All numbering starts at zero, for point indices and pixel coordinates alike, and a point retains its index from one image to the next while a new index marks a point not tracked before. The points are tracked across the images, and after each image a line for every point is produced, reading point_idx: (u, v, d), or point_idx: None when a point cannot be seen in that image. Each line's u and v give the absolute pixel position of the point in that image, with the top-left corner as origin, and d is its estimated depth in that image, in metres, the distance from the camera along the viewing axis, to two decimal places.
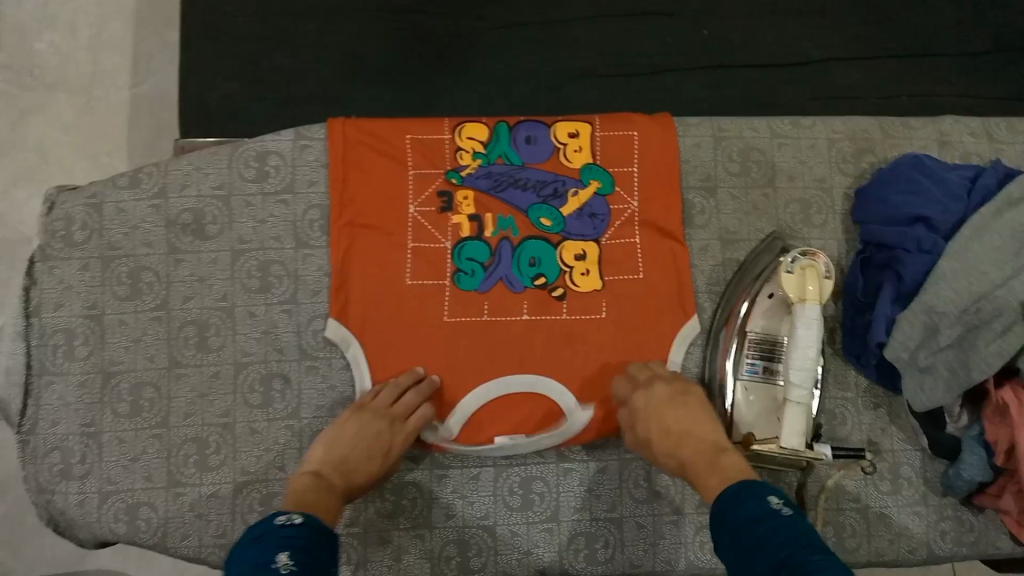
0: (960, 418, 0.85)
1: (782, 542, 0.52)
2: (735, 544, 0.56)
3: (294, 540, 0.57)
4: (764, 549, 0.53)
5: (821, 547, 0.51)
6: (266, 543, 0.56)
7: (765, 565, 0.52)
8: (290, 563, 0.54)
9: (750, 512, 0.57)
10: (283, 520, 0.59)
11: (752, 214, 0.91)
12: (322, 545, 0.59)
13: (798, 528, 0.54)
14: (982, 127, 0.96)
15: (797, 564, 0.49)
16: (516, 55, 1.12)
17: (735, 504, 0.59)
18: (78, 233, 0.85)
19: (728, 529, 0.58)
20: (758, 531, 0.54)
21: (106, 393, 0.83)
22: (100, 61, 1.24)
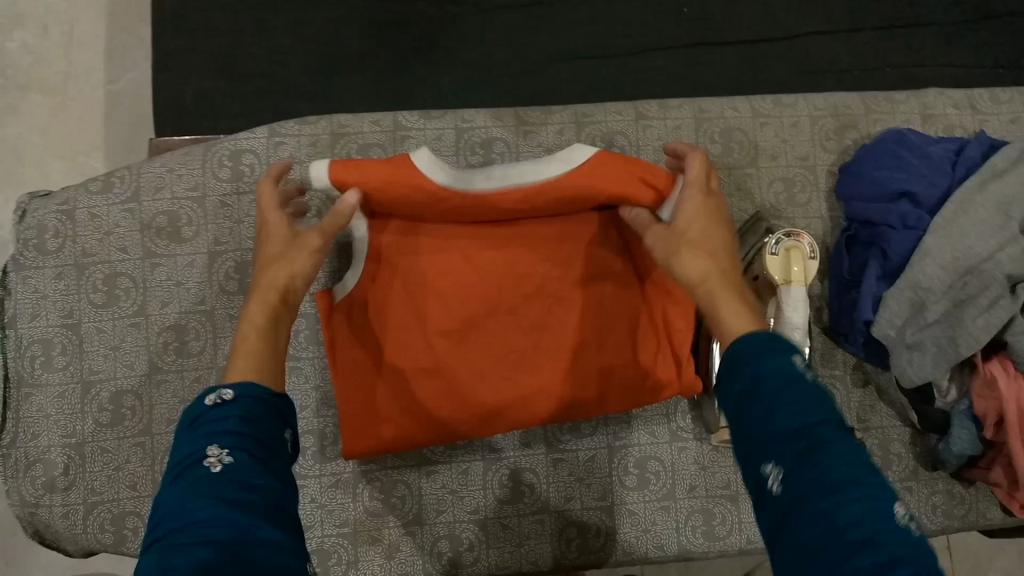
0: (949, 393, 0.82)
1: (809, 413, 0.49)
2: (750, 395, 0.52)
3: (235, 424, 0.51)
4: (784, 411, 0.50)
5: (840, 419, 0.50)
6: (201, 435, 0.50)
7: (783, 428, 0.49)
8: (226, 456, 0.48)
9: (777, 365, 0.53)
10: (218, 400, 0.52)
11: (735, 195, 0.90)
12: (259, 416, 0.53)
13: (821, 392, 0.51)
14: (965, 98, 0.95)
15: (820, 441, 0.47)
16: (493, 41, 1.10)
17: (751, 358, 0.54)
18: (50, 241, 0.83)
19: (742, 376, 0.54)
20: (780, 390, 0.51)
21: (86, 404, 0.81)
22: (72, 60, 1.21)
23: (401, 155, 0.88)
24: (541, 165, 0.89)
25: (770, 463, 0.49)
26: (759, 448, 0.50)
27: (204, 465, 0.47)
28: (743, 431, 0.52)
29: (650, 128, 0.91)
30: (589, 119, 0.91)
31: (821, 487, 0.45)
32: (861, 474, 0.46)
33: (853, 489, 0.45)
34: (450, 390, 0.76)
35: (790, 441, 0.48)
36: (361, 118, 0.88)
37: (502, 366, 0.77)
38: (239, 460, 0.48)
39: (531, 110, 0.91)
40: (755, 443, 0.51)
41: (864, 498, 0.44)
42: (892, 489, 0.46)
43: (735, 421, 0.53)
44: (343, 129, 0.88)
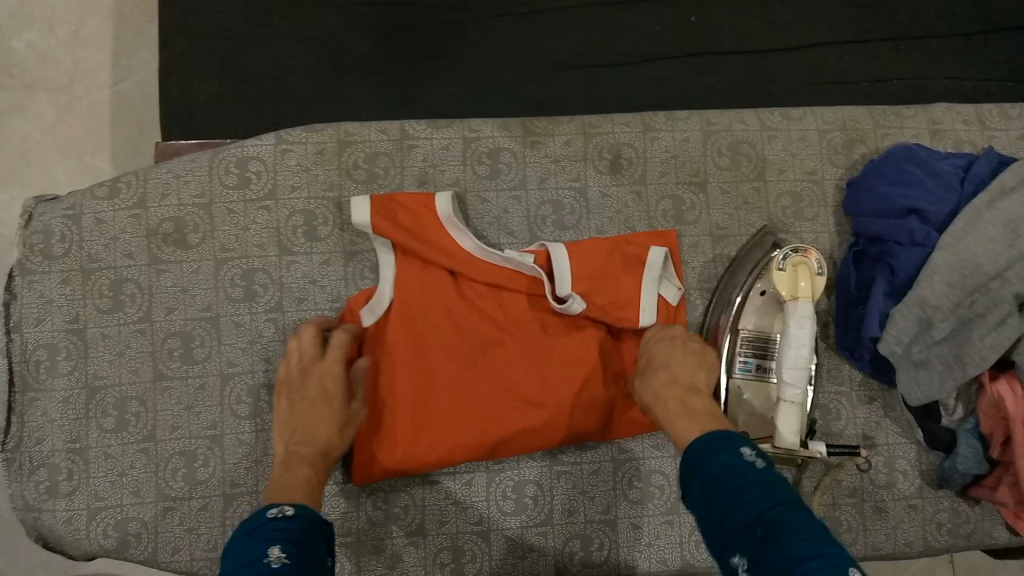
0: (956, 412, 0.83)
1: (758, 497, 0.53)
2: (708, 498, 0.56)
3: (288, 534, 0.56)
4: (740, 502, 0.53)
5: (797, 503, 0.52)
6: (259, 539, 0.54)
7: (739, 519, 0.52)
8: (284, 557, 0.52)
9: (725, 462, 0.57)
10: (275, 514, 0.58)
11: (742, 208, 0.90)
12: (315, 537, 0.58)
13: (778, 484, 0.54)
14: (974, 114, 0.95)
15: (774, 521, 0.50)
16: (500, 48, 1.10)
17: (705, 458, 0.59)
18: (57, 246, 0.83)
19: (699, 479, 0.58)
20: (732, 484, 0.55)
21: (90, 409, 0.81)
22: (78, 60, 1.20)
23: (408, 164, 0.88)
24: (548, 175, 0.89)
25: (737, 555, 0.51)
26: (727, 547, 0.53)
27: (265, 562, 0.51)
28: (712, 529, 0.55)
29: (657, 140, 0.90)
30: (596, 130, 0.90)
31: (777, 564, 0.47)
32: (818, 543, 0.47)
33: (808, 558, 0.46)
34: (455, 411, 0.79)
35: (747, 529, 0.51)
36: (368, 126, 0.88)
37: (509, 397, 0.79)
38: (295, 563, 0.52)
39: (539, 120, 0.91)
40: (721, 538, 0.54)
41: (820, 564, 0.46)
42: (849, 557, 0.47)
43: (704, 524, 0.56)
44: (350, 138, 0.88)
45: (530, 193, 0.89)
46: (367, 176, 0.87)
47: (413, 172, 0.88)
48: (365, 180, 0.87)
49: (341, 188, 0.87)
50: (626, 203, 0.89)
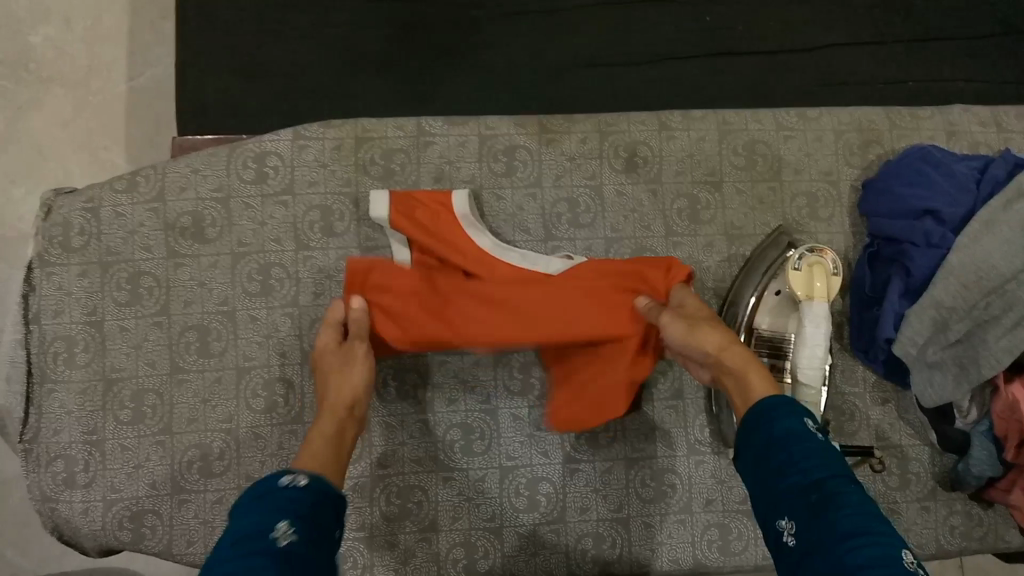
0: (970, 414, 0.83)
1: (817, 466, 0.54)
2: (764, 457, 0.57)
3: (299, 507, 0.55)
4: (794, 469, 0.54)
5: (853, 478, 0.54)
6: (268, 507, 0.54)
7: (794, 486, 0.54)
8: (292, 534, 0.52)
9: (784, 426, 0.57)
10: (285, 483, 0.57)
11: (758, 208, 0.90)
12: (322, 510, 0.57)
13: (834, 453, 0.55)
14: (991, 116, 0.95)
15: (828, 493, 0.51)
16: (515, 46, 1.10)
17: (764, 420, 0.59)
18: (75, 239, 0.84)
19: (755, 435, 0.59)
20: (791, 448, 0.55)
21: (107, 401, 0.82)
22: (96, 55, 1.21)
23: (424, 161, 0.88)
24: (564, 173, 0.89)
25: (786, 519, 0.53)
26: (776, 506, 0.55)
27: (273, 536, 0.51)
28: (763, 490, 0.57)
29: (673, 139, 0.91)
30: (612, 128, 0.91)
31: (829, 536, 0.49)
32: (871, 520, 0.49)
33: (868, 535, 0.48)
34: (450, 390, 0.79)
35: (801, 496, 0.53)
36: (385, 123, 0.89)
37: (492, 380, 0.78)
38: (304, 541, 0.52)
39: (555, 118, 0.91)
40: (772, 499, 0.55)
41: (873, 541, 0.48)
42: (900, 536, 0.49)
43: (755, 483, 0.58)
44: (367, 134, 0.88)
45: (546, 191, 0.89)
46: (384, 172, 0.88)
47: (430, 168, 0.88)
48: (382, 176, 0.88)
49: (358, 183, 0.87)
50: (642, 202, 0.89)
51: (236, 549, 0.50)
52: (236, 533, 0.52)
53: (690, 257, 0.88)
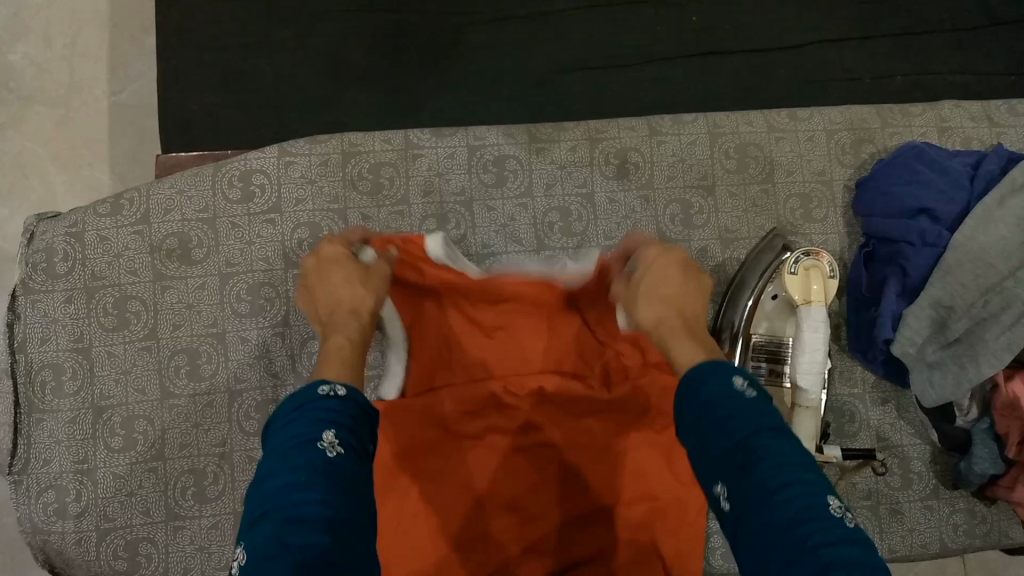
0: (971, 412, 0.82)
1: (741, 422, 0.47)
2: (693, 421, 0.51)
3: (339, 418, 0.50)
4: (718, 431, 0.48)
5: (782, 428, 0.48)
6: (303, 420, 0.49)
7: (718, 450, 0.48)
8: (337, 447, 0.48)
9: (713, 390, 0.51)
10: (325, 392, 0.52)
11: (751, 211, 0.89)
12: (362, 421, 0.52)
13: (762, 402, 0.49)
14: (982, 110, 0.94)
15: (755, 450, 0.46)
16: (501, 51, 1.09)
17: (697, 382, 0.52)
18: (60, 265, 0.82)
19: (686, 401, 0.52)
20: (713, 412, 0.49)
21: (97, 429, 0.80)
22: (76, 73, 1.19)
23: (412, 174, 0.87)
24: (555, 182, 0.88)
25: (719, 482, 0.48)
26: (708, 472, 0.49)
27: (319, 449, 0.47)
28: (694, 449, 0.51)
29: (664, 144, 0.90)
30: (602, 134, 0.90)
31: (758, 498, 0.44)
32: (797, 473, 0.44)
33: (794, 487, 0.43)
34: (482, 471, 0.76)
35: (727, 454, 0.47)
36: (372, 136, 0.87)
37: (524, 452, 0.77)
38: (349, 456, 0.48)
39: (544, 126, 0.90)
40: (702, 466, 0.50)
41: (803, 498, 0.43)
42: (829, 485, 0.44)
43: (687, 443, 0.52)
44: (354, 148, 0.87)
45: (537, 201, 0.88)
46: (372, 187, 0.86)
47: (418, 181, 0.87)
48: (370, 190, 0.86)
49: (346, 198, 0.86)
50: (634, 209, 0.88)
51: (279, 465, 0.45)
52: (277, 448, 0.47)
53: None
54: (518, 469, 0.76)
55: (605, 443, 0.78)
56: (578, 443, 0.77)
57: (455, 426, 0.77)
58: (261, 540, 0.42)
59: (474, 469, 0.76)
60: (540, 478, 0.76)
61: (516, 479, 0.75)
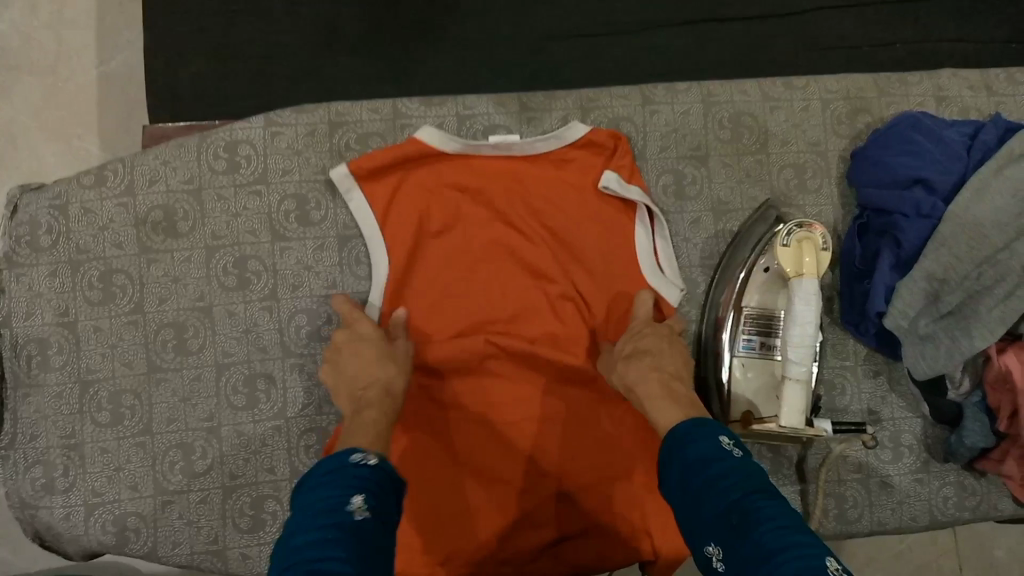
0: (962, 385, 0.81)
1: (733, 485, 0.51)
2: (685, 485, 0.55)
3: (367, 485, 0.54)
4: (714, 493, 0.52)
5: (772, 490, 0.51)
6: (336, 485, 0.52)
7: (712, 513, 0.51)
8: (366, 510, 0.51)
9: (703, 452, 0.55)
10: (359, 460, 0.56)
11: (745, 181, 0.88)
12: (388, 492, 0.55)
13: (749, 468, 0.53)
14: (980, 80, 0.92)
15: (749, 510, 0.49)
16: (494, 19, 1.06)
17: (686, 442, 0.58)
18: (43, 238, 0.81)
19: (677, 467, 0.57)
20: (706, 477, 0.53)
21: (84, 404, 0.80)
22: (62, 41, 1.16)
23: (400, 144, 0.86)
24: None
25: (714, 547, 0.51)
26: (703, 535, 0.52)
27: (349, 512, 0.50)
28: (687, 516, 0.54)
29: (657, 114, 0.88)
30: (594, 104, 0.88)
31: (754, 555, 0.46)
32: (792, 531, 0.47)
33: (788, 546, 0.45)
34: (481, 449, 0.78)
35: (721, 516, 0.50)
36: (359, 106, 0.86)
37: (522, 428, 0.79)
38: (376, 521, 0.51)
39: (535, 96, 0.89)
40: (698, 529, 0.53)
41: (797, 553, 0.45)
42: (826, 547, 0.46)
43: (679, 511, 0.56)
44: (341, 118, 0.86)
45: None
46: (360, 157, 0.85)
47: None
48: None
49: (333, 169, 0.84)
50: None
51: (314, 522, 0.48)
52: (310, 512, 0.50)
53: (677, 236, 0.87)
54: (513, 446, 0.78)
55: (592, 413, 0.80)
56: (573, 417, 0.79)
57: (454, 402, 0.79)
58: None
59: (472, 447, 0.78)
60: (538, 455, 0.78)
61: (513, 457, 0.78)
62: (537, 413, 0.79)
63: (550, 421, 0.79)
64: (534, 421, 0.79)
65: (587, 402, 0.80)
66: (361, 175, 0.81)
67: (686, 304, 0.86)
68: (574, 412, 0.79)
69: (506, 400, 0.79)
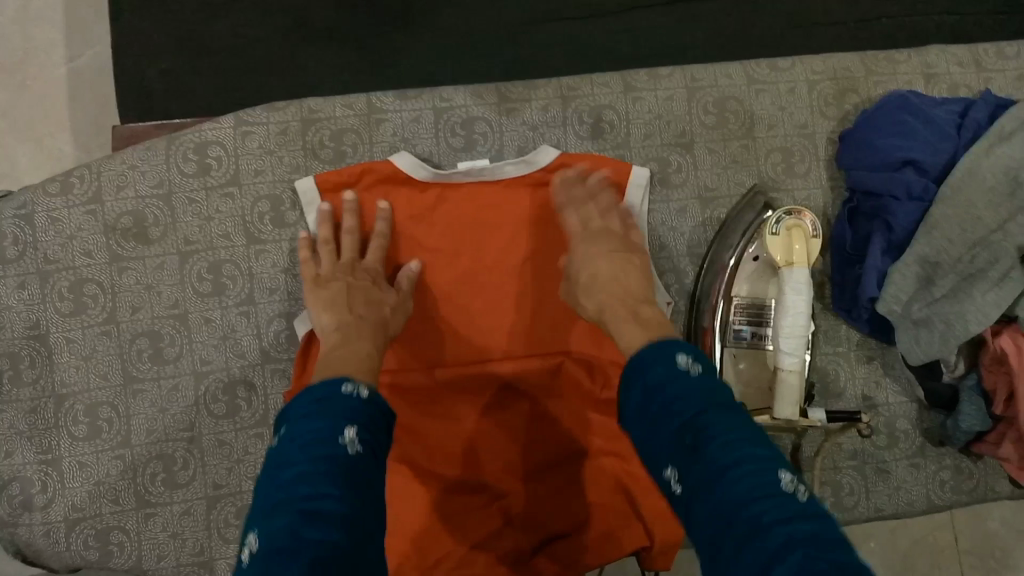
0: (958, 368, 0.80)
1: (688, 403, 0.52)
2: (642, 404, 0.55)
3: (359, 416, 0.54)
4: (669, 412, 0.53)
5: (729, 408, 0.53)
6: (325, 416, 0.53)
7: (668, 433, 0.52)
8: (359, 444, 0.52)
9: (660, 372, 0.56)
10: (349, 391, 0.55)
11: (731, 167, 0.86)
12: (380, 423, 0.56)
13: (705, 386, 0.54)
14: (969, 55, 0.90)
15: (703, 430, 0.51)
16: (469, 4, 1.03)
17: (642, 366, 0.57)
18: (9, 249, 0.79)
19: (633, 389, 0.57)
20: (662, 395, 0.54)
21: (60, 418, 0.78)
22: (29, 38, 1.09)
23: (377, 140, 0.83)
24: (526, 144, 0.85)
25: (670, 467, 0.52)
26: (658, 456, 0.54)
27: (341, 445, 0.51)
28: (643, 436, 0.56)
29: (640, 100, 0.86)
30: (575, 92, 0.86)
31: (709, 473, 0.49)
32: (744, 450, 0.49)
33: (740, 465, 0.48)
34: (468, 452, 0.77)
35: (676, 438, 0.52)
36: (332, 101, 0.83)
37: (508, 428, 0.78)
38: (368, 452, 0.52)
39: (514, 85, 0.86)
40: (652, 448, 0.54)
41: (751, 471, 0.48)
42: (778, 462, 0.50)
43: (637, 433, 0.57)
44: (314, 114, 0.83)
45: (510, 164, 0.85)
46: (335, 155, 0.83)
47: (384, 147, 0.83)
48: (332, 159, 0.83)
49: (308, 168, 0.82)
50: None
51: (305, 455, 0.50)
52: (295, 441, 0.51)
53: (664, 225, 0.85)
54: (500, 447, 0.78)
55: (577, 409, 0.79)
56: (558, 414, 0.78)
57: (440, 408, 0.78)
58: (279, 531, 0.46)
59: (460, 451, 0.77)
60: (526, 454, 0.78)
61: (500, 458, 0.77)
62: (518, 415, 0.78)
63: (536, 419, 0.78)
64: (521, 423, 0.78)
65: (573, 399, 0.79)
66: (329, 190, 0.80)
67: (675, 295, 0.84)
68: (559, 409, 0.79)
69: (487, 401, 0.78)
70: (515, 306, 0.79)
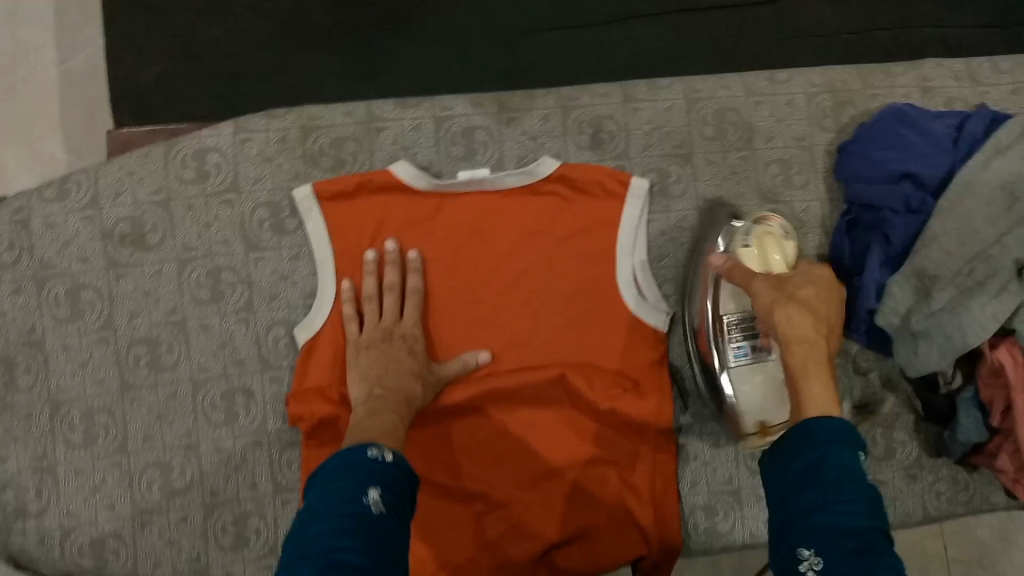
0: (954, 381, 0.79)
1: (860, 510, 0.49)
2: (805, 478, 0.52)
3: (386, 481, 0.55)
4: (833, 506, 0.50)
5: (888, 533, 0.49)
6: (354, 477, 0.54)
7: (826, 524, 0.49)
8: (382, 505, 0.53)
9: (837, 456, 0.52)
10: (375, 455, 0.57)
11: (730, 178, 0.86)
12: (406, 486, 0.57)
13: (874, 499, 0.51)
14: (965, 69, 0.91)
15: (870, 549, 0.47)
16: (465, 10, 1.02)
17: (815, 441, 0.54)
18: (5, 255, 0.79)
19: (803, 456, 0.54)
20: (836, 483, 0.51)
21: (55, 425, 0.77)
22: (21, 39, 1.08)
23: (377, 148, 0.83)
24: (527, 153, 0.85)
25: (811, 548, 0.49)
26: (803, 542, 0.50)
27: (367, 504, 0.52)
28: (790, 513, 0.52)
29: (639, 111, 0.86)
30: (575, 102, 0.86)
31: None
32: None
33: None
34: (473, 463, 0.77)
35: (836, 537, 0.48)
36: (333, 109, 0.83)
37: (512, 440, 0.77)
38: (393, 512, 0.53)
39: (514, 95, 0.86)
40: (796, 533, 0.50)
41: None
42: None
43: (778, 492, 0.54)
44: (314, 122, 0.83)
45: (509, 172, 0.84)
46: (334, 162, 0.82)
47: (383, 155, 0.83)
48: (332, 167, 0.82)
49: (308, 175, 0.82)
50: None
51: (332, 511, 0.51)
52: (323, 498, 0.53)
53: (663, 235, 0.85)
54: (505, 458, 0.77)
55: (579, 418, 0.78)
56: (562, 424, 0.78)
57: (447, 420, 0.78)
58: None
59: (466, 464, 0.77)
60: (530, 464, 0.77)
61: (504, 469, 0.77)
62: (521, 425, 0.78)
63: (540, 428, 0.78)
64: (525, 434, 0.78)
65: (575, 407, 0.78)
66: (326, 197, 0.80)
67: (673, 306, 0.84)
68: (561, 417, 0.78)
69: (491, 412, 0.78)
70: (512, 315, 0.79)
